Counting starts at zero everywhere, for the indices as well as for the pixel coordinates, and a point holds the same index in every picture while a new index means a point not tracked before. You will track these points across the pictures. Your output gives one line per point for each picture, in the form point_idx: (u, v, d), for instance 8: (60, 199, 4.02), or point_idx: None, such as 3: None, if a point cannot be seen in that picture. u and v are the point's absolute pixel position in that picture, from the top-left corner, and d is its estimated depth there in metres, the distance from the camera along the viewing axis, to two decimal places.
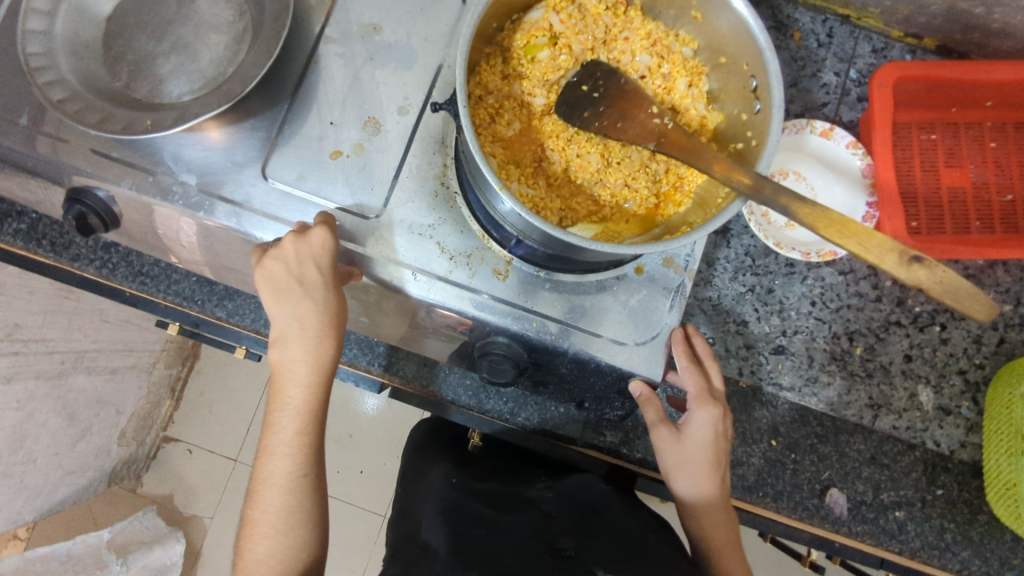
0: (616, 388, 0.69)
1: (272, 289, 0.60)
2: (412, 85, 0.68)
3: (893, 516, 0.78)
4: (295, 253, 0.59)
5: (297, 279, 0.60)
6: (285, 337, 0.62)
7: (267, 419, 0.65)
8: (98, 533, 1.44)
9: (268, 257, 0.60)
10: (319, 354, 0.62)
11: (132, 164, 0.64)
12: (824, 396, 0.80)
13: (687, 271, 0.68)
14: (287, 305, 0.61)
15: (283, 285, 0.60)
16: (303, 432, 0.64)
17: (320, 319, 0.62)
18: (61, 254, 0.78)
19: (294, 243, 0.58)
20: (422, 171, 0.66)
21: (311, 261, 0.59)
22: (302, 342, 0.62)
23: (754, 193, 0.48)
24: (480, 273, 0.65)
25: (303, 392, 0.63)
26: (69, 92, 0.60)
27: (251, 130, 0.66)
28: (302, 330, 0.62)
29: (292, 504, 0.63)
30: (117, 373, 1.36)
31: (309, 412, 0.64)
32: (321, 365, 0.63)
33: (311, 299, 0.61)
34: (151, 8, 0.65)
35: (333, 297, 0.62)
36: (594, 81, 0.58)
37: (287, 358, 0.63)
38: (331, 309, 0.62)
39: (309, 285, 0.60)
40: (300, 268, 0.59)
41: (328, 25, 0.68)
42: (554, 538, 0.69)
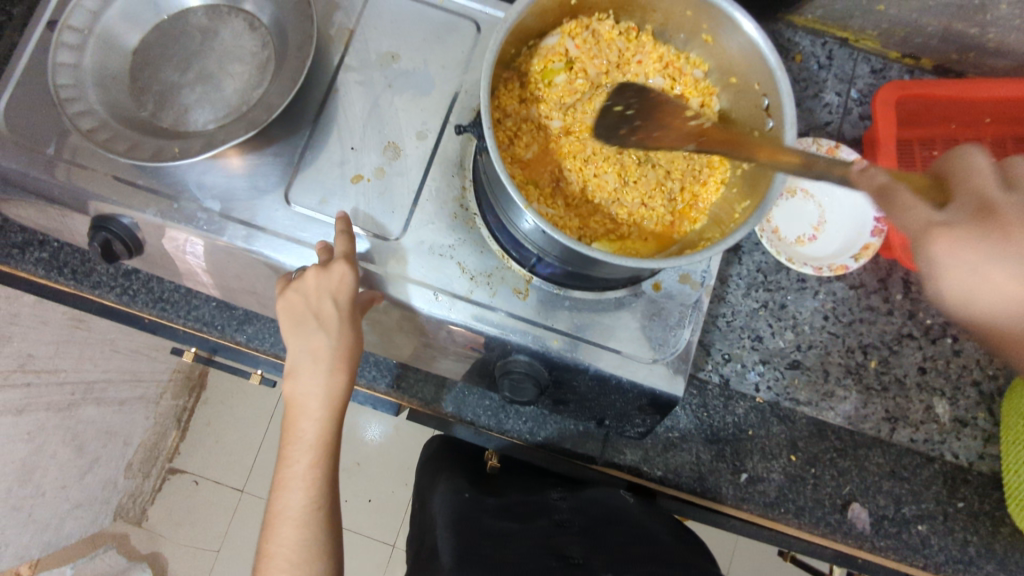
0: (638, 406, 0.69)
1: (291, 320, 0.60)
2: (430, 111, 0.69)
3: (916, 529, 0.78)
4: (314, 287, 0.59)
5: (315, 312, 0.60)
6: (298, 370, 0.62)
7: (281, 452, 0.63)
8: (60, 570, 1.32)
9: (289, 289, 0.60)
10: (332, 387, 0.62)
11: (158, 191, 0.65)
12: (841, 410, 0.80)
13: (703, 286, 0.69)
14: (302, 337, 0.61)
15: (301, 318, 0.60)
16: (315, 467, 0.62)
17: (334, 353, 0.61)
18: (81, 282, 0.78)
19: (315, 277, 0.58)
20: (441, 193, 0.68)
21: (329, 295, 0.59)
22: (315, 375, 0.61)
23: (806, 170, 0.48)
24: (500, 292, 0.66)
25: (316, 426, 0.62)
26: (98, 121, 0.61)
27: (274, 157, 0.67)
28: (315, 364, 0.61)
29: (306, 538, 0.61)
30: (125, 404, 1.37)
31: (322, 446, 0.63)
32: (335, 399, 0.62)
33: (326, 333, 0.60)
34: (176, 42, 0.67)
35: (347, 331, 0.61)
36: (625, 100, 0.61)
37: (299, 391, 0.62)
38: (346, 343, 0.61)
39: (326, 319, 0.60)
40: (319, 301, 0.59)
41: (348, 55, 0.70)
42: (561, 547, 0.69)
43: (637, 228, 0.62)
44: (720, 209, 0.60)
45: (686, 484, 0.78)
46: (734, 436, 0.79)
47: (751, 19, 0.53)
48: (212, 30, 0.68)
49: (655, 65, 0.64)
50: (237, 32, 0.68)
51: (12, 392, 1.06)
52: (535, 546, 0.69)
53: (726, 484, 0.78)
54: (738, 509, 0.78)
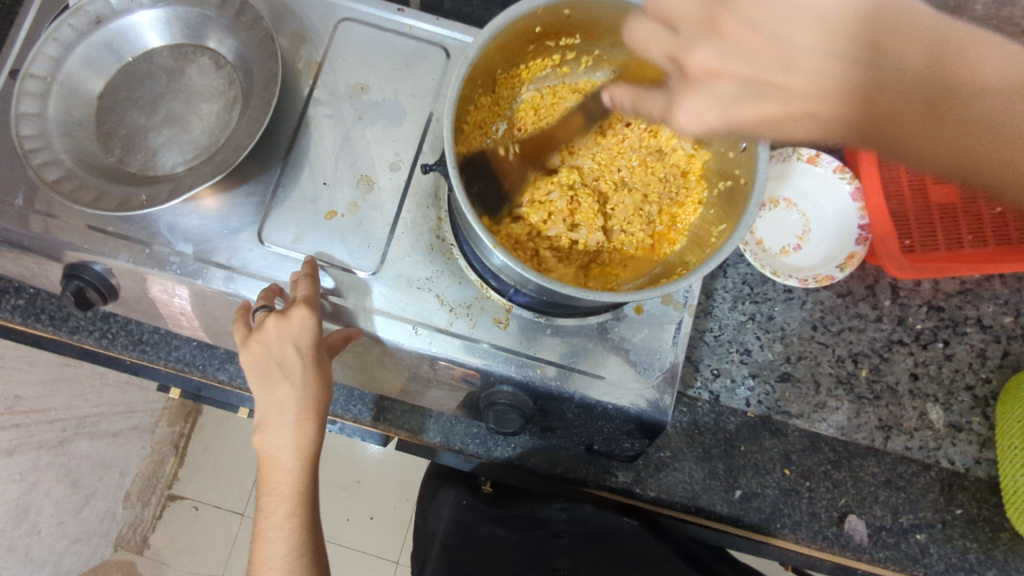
0: (626, 431, 0.68)
1: (254, 372, 0.59)
2: (403, 142, 0.69)
3: (914, 539, 0.77)
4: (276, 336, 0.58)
5: (277, 361, 0.58)
6: (265, 421, 0.59)
7: (257, 505, 0.60)
8: None
9: (251, 341, 0.58)
10: (301, 438, 0.59)
11: (129, 237, 0.64)
12: (834, 421, 0.79)
13: (687, 306, 0.68)
14: (267, 388, 0.59)
15: (264, 368, 0.59)
16: (293, 517, 0.59)
17: (300, 402, 0.59)
18: (60, 327, 0.77)
19: (275, 325, 0.57)
20: (417, 225, 0.67)
21: (291, 342, 0.58)
22: (281, 427, 0.59)
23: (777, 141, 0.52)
24: (481, 322, 0.66)
25: (289, 477, 0.59)
26: (64, 171, 0.60)
27: (246, 196, 0.66)
28: (281, 415, 0.59)
29: None
30: (119, 435, 1.34)
31: (299, 495, 0.60)
32: (306, 449, 0.60)
33: (289, 383, 0.59)
34: (142, 84, 0.66)
35: (313, 380, 0.59)
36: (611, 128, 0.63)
37: (268, 444, 0.59)
38: (312, 391, 0.59)
39: (290, 368, 0.58)
40: (281, 349, 0.58)
41: (317, 88, 0.69)
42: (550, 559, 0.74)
43: (616, 252, 0.62)
44: (697, 230, 0.60)
45: (680, 503, 0.77)
46: (727, 452, 0.78)
47: (718, 39, 0.53)
48: (177, 70, 0.67)
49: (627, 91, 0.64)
50: (203, 70, 0.67)
51: None
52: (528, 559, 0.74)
53: (721, 502, 0.77)
54: (734, 527, 0.77)
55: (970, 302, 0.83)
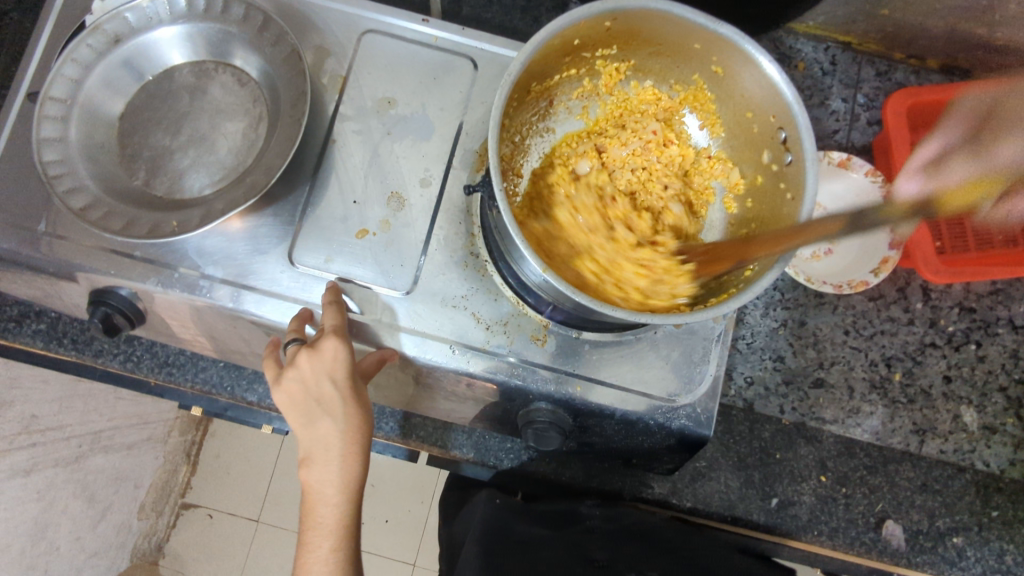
0: (666, 446, 0.67)
1: (294, 410, 0.57)
2: (432, 156, 0.67)
3: (951, 542, 0.77)
4: (312, 370, 0.57)
5: (317, 397, 0.57)
6: (310, 456, 0.57)
7: (300, 541, 0.58)
8: None
9: (286, 376, 0.57)
10: (346, 471, 0.57)
11: (157, 260, 0.63)
12: (868, 426, 0.78)
13: (726, 318, 0.67)
14: (308, 422, 0.57)
15: (304, 405, 0.57)
16: (337, 553, 0.56)
17: (344, 436, 0.57)
18: (83, 351, 0.76)
19: (309, 360, 0.56)
20: (450, 241, 0.66)
21: (327, 376, 0.57)
22: (327, 462, 0.56)
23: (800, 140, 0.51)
24: (518, 340, 0.64)
25: (335, 511, 0.57)
26: (91, 198, 0.59)
27: (274, 217, 0.65)
28: (326, 451, 0.56)
29: None
30: (134, 448, 1.32)
31: (344, 530, 0.57)
32: (351, 482, 0.57)
33: (332, 417, 0.57)
34: (164, 103, 0.64)
35: (355, 409, 0.57)
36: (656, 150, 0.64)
37: (313, 478, 0.57)
38: (354, 423, 0.57)
39: (329, 403, 0.57)
40: (318, 384, 0.57)
41: (343, 102, 0.67)
42: (589, 550, 0.66)
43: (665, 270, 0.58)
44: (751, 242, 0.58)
45: (717, 512, 0.76)
46: (763, 461, 0.77)
47: (765, 52, 0.51)
48: (200, 88, 0.65)
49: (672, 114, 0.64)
50: (226, 87, 0.65)
51: (19, 455, 1.04)
52: (567, 549, 0.66)
53: (758, 510, 0.76)
54: (771, 535, 0.76)
55: (1001, 302, 0.83)
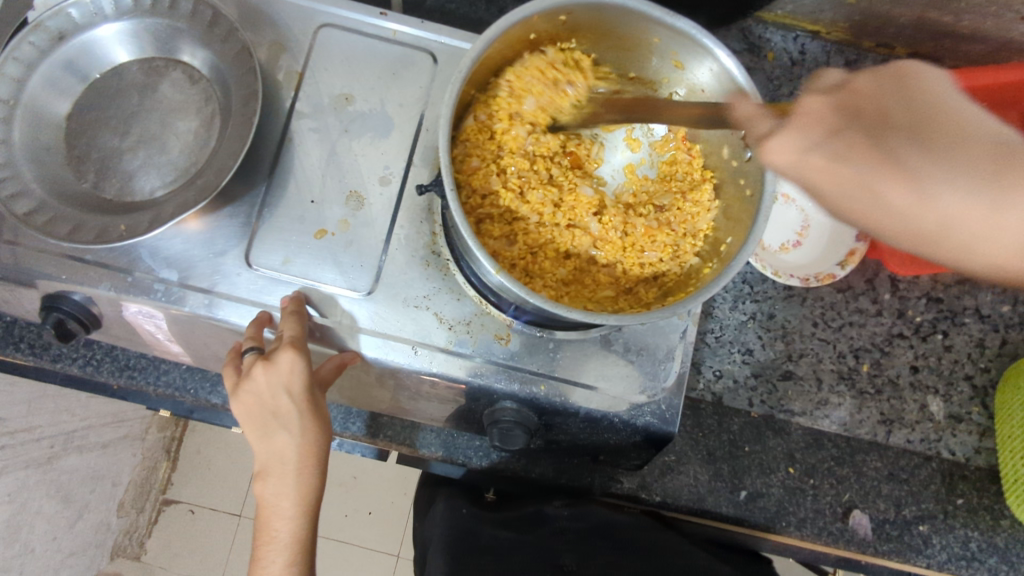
0: (632, 442, 0.67)
1: (251, 424, 0.56)
2: (392, 154, 0.66)
3: (917, 530, 0.78)
4: (267, 384, 0.55)
5: (272, 411, 0.56)
6: (266, 470, 0.56)
7: (253, 554, 0.57)
8: None
9: (241, 391, 0.56)
10: (303, 485, 0.56)
11: (109, 265, 0.61)
12: (836, 417, 0.79)
13: (691, 314, 0.66)
14: (265, 437, 0.56)
15: (259, 419, 0.56)
16: (291, 568, 0.56)
17: (300, 450, 0.56)
18: (41, 355, 0.74)
19: (264, 373, 0.55)
20: (411, 241, 0.65)
21: (283, 389, 0.55)
22: (283, 476, 0.56)
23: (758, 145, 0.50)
24: (481, 340, 0.64)
25: (291, 524, 0.56)
26: (35, 202, 0.57)
27: (230, 218, 0.63)
28: (281, 465, 0.56)
29: None
30: (109, 447, 1.30)
31: (299, 544, 0.56)
32: (308, 497, 0.57)
33: (287, 432, 0.56)
34: (113, 102, 0.62)
35: (312, 424, 0.57)
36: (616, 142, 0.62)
37: (268, 492, 0.56)
38: (311, 438, 0.57)
39: (285, 416, 0.56)
40: (274, 399, 0.56)
41: (299, 99, 0.65)
42: (555, 555, 0.68)
43: (638, 278, 0.59)
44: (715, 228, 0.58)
45: (686, 506, 0.77)
46: (731, 454, 0.77)
47: (723, 46, 0.51)
48: (150, 86, 0.63)
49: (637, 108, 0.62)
50: (178, 85, 0.64)
51: None
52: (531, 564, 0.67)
53: (726, 503, 0.76)
54: (739, 527, 0.77)
55: (969, 292, 0.83)
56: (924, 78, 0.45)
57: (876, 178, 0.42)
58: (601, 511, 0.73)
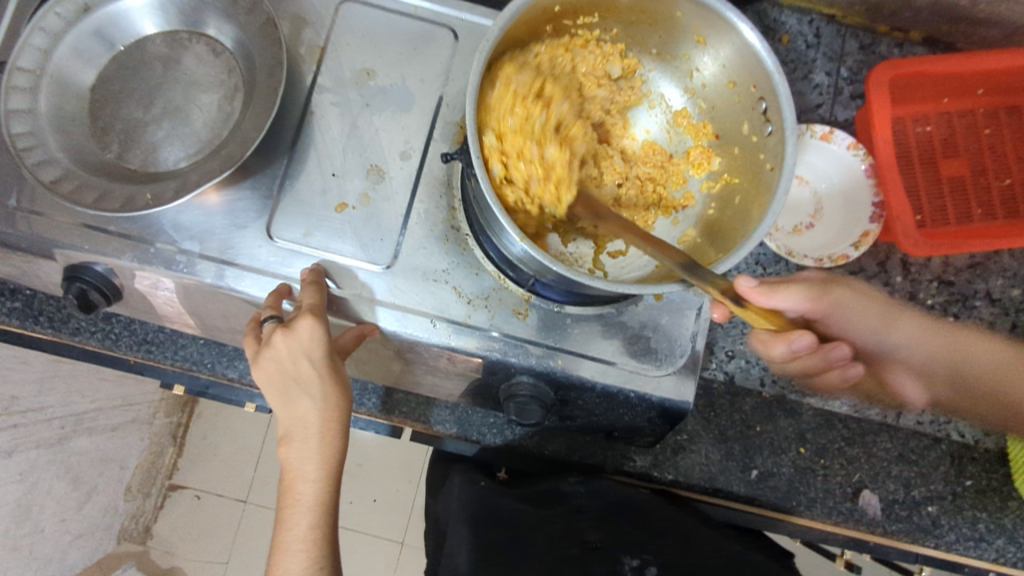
0: (647, 418, 0.68)
1: (274, 390, 0.57)
2: (413, 129, 0.66)
3: (926, 511, 0.78)
4: (287, 351, 0.56)
5: (295, 377, 0.57)
6: (289, 433, 0.57)
7: (277, 517, 0.56)
8: None
9: (263, 358, 0.57)
10: (326, 449, 0.56)
11: (132, 235, 0.62)
12: (847, 398, 0.80)
13: (707, 291, 0.67)
14: (288, 402, 0.57)
15: (282, 385, 0.57)
16: (316, 529, 0.55)
17: (322, 413, 0.56)
18: (61, 328, 0.75)
19: (283, 340, 0.55)
20: (430, 215, 0.65)
21: (303, 355, 0.56)
22: (305, 439, 0.56)
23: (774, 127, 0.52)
24: (499, 314, 0.64)
25: (314, 486, 0.56)
26: (62, 170, 0.58)
27: (251, 190, 0.64)
28: (304, 428, 0.56)
29: None
30: (118, 429, 1.30)
31: (322, 507, 0.56)
32: (330, 461, 0.57)
33: (310, 396, 0.56)
34: (136, 74, 0.63)
35: (333, 389, 0.57)
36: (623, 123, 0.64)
37: (292, 455, 0.56)
38: (333, 401, 0.57)
39: (306, 382, 0.56)
40: (295, 365, 0.56)
41: (321, 74, 0.66)
42: (581, 532, 0.65)
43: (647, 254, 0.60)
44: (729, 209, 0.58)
45: (697, 484, 0.77)
46: (743, 433, 0.78)
47: (746, 20, 0.51)
48: (174, 59, 0.64)
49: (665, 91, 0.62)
50: (201, 58, 0.64)
51: None
52: (555, 530, 0.65)
53: (738, 482, 0.77)
54: (750, 506, 0.77)
55: (979, 276, 0.83)
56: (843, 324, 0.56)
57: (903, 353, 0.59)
58: (614, 489, 0.74)
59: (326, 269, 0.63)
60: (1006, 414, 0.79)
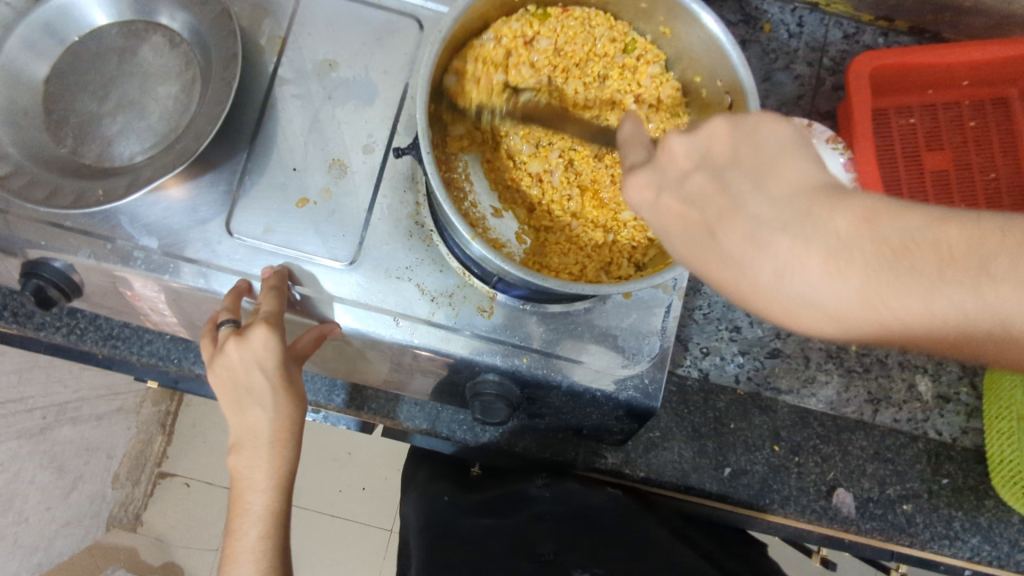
0: (616, 418, 0.67)
1: (226, 398, 0.56)
2: (376, 122, 0.65)
3: (901, 509, 0.78)
4: (240, 360, 0.55)
5: (247, 387, 0.56)
6: (240, 443, 0.56)
7: (227, 527, 0.56)
8: None
9: (216, 364, 0.56)
10: (277, 460, 0.56)
11: (89, 231, 0.61)
12: (823, 396, 0.79)
13: (676, 289, 0.66)
14: (238, 411, 0.56)
15: (233, 393, 0.56)
16: (266, 540, 0.55)
17: (273, 425, 0.56)
18: (25, 324, 0.74)
19: (235, 348, 0.55)
20: (394, 211, 0.64)
21: (255, 365, 0.55)
22: (256, 450, 0.55)
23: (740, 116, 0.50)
24: (464, 312, 0.63)
25: (264, 498, 0.56)
26: (12, 166, 0.56)
27: (211, 185, 0.62)
28: (254, 439, 0.55)
29: None
30: (103, 418, 1.29)
31: (273, 516, 0.56)
32: (282, 473, 0.56)
33: (261, 406, 0.56)
34: (90, 66, 0.61)
35: (285, 401, 0.56)
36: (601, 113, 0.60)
37: (242, 465, 0.56)
38: (285, 411, 0.56)
39: (258, 391, 0.56)
40: (247, 374, 0.55)
41: (281, 65, 0.64)
42: (534, 545, 0.65)
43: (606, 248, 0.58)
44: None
45: (670, 482, 0.77)
46: (716, 430, 0.77)
47: (710, 11, 0.49)
48: (129, 50, 0.62)
49: (647, 79, 0.59)
50: (157, 49, 0.62)
51: None
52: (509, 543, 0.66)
53: (710, 480, 0.76)
54: (723, 503, 0.77)
55: None
56: (781, 172, 0.39)
57: (715, 223, 0.40)
58: (583, 488, 0.73)
59: (290, 266, 0.62)
60: (984, 413, 0.78)
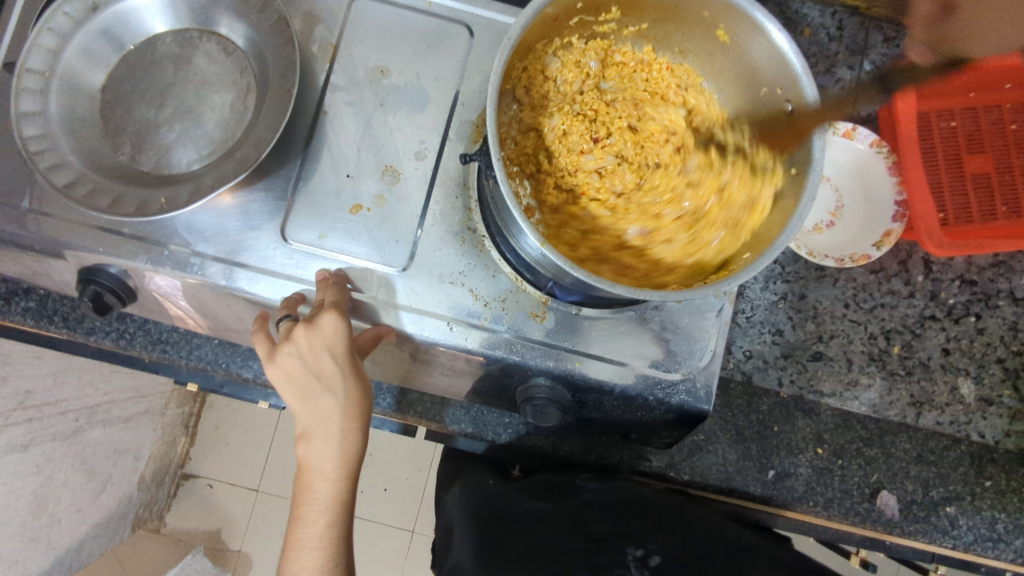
0: (665, 420, 0.67)
1: (292, 387, 0.57)
2: (428, 128, 0.65)
3: (944, 511, 0.78)
4: (308, 346, 0.57)
5: (315, 374, 0.57)
6: (308, 432, 0.57)
7: (292, 515, 0.58)
8: None
9: (282, 355, 0.57)
10: (346, 448, 0.57)
11: (145, 238, 0.61)
12: (866, 398, 0.79)
13: (726, 294, 0.66)
14: (306, 401, 0.57)
15: (301, 381, 0.57)
16: (331, 529, 0.57)
17: (343, 412, 0.57)
18: (75, 328, 0.75)
19: (305, 335, 0.56)
20: (446, 217, 0.64)
21: (326, 350, 0.57)
22: (327, 438, 0.57)
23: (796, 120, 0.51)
24: (516, 317, 0.63)
25: (331, 487, 0.57)
26: (74, 174, 0.57)
27: (265, 192, 0.63)
28: (325, 426, 0.57)
29: None
30: (132, 421, 1.28)
31: (339, 506, 0.58)
32: (350, 460, 0.58)
33: (332, 394, 0.57)
34: (147, 74, 0.62)
35: (355, 389, 0.58)
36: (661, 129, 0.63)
37: (312, 454, 0.57)
38: (353, 399, 0.58)
39: (328, 377, 0.57)
40: (317, 359, 0.57)
41: (334, 73, 0.65)
42: (586, 524, 0.67)
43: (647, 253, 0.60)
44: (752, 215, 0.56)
45: (714, 484, 0.77)
46: (760, 433, 0.78)
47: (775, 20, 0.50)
48: (184, 57, 0.63)
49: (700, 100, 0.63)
50: (212, 56, 0.63)
51: (17, 430, 0.98)
52: (562, 525, 0.67)
53: (754, 483, 0.77)
54: (767, 505, 0.77)
55: (1003, 274, 0.82)
56: None
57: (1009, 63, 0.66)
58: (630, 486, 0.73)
59: (343, 272, 0.62)
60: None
